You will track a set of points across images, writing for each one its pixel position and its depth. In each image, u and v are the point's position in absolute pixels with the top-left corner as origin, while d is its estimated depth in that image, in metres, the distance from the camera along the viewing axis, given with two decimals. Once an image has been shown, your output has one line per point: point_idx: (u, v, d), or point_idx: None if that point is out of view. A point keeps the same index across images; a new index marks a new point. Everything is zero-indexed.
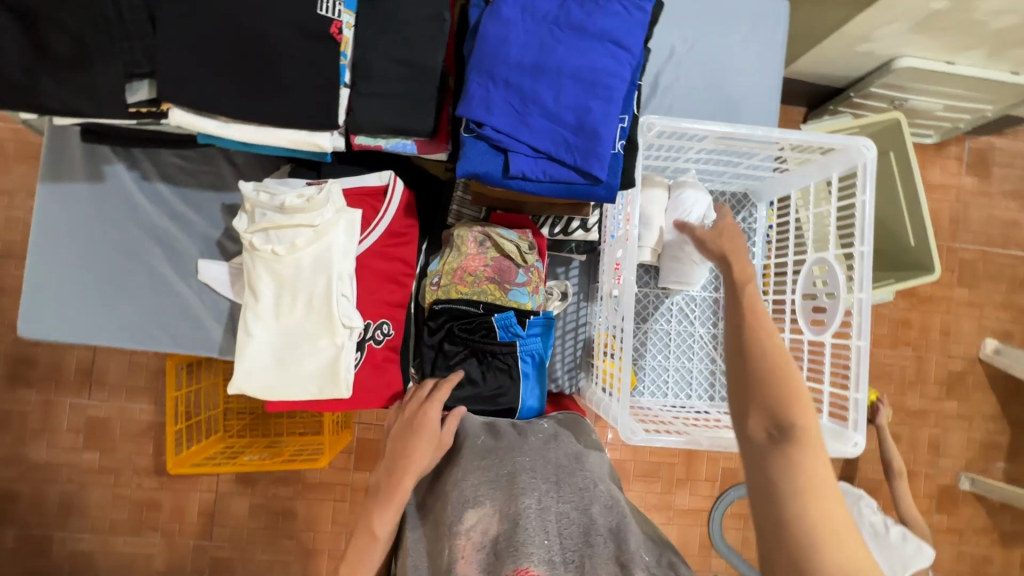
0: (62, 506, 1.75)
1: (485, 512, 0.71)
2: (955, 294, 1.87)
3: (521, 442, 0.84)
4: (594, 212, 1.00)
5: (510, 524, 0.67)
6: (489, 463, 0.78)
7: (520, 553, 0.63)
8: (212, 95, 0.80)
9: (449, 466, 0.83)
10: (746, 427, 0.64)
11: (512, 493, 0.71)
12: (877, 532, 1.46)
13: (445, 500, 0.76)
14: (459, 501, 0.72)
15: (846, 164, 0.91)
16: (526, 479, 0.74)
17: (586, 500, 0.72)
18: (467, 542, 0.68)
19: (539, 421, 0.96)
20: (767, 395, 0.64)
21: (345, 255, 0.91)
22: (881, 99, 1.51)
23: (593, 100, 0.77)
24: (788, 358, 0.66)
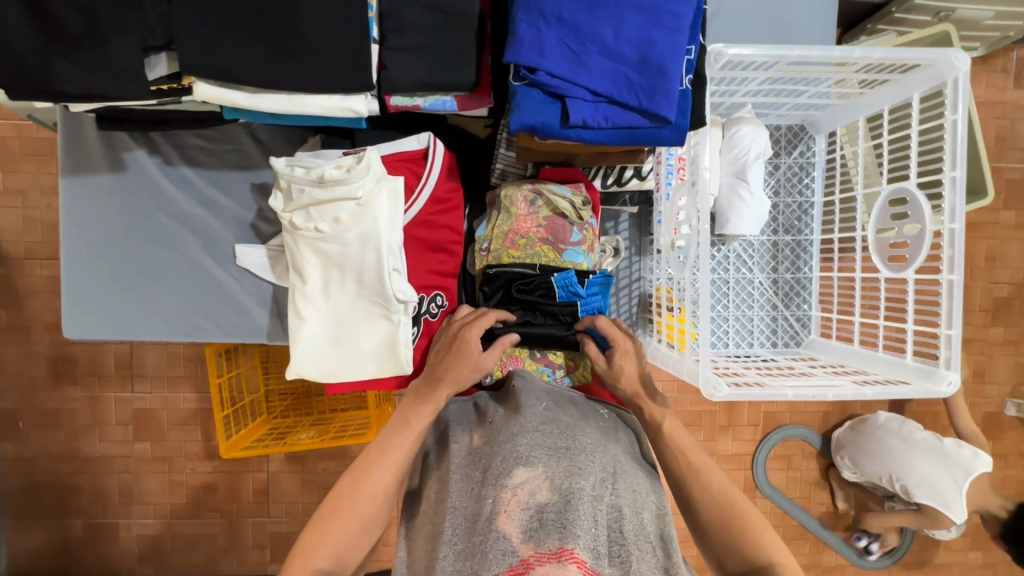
0: (122, 496, 1.79)
1: (538, 473, 0.64)
2: (1002, 217, 1.78)
3: (581, 421, 0.76)
4: (649, 158, 0.92)
5: (563, 498, 0.61)
6: (551, 428, 0.70)
7: (567, 532, 0.57)
8: (237, 63, 0.73)
9: (500, 416, 0.76)
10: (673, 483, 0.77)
11: (570, 468, 0.64)
12: (932, 447, 1.44)
13: (496, 448, 0.68)
14: (511, 455, 0.66)
15: (929, 82, 0.83)
16: (587, 459, 0.67)
17: (638, 506, 0.66)
18: (512, 497, 0.61)
19: (596, 408, 0.85)
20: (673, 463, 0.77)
21: (391, 227, 0.86)
22: (927, 11, 1.39)
23: (658, 31, 0.69)
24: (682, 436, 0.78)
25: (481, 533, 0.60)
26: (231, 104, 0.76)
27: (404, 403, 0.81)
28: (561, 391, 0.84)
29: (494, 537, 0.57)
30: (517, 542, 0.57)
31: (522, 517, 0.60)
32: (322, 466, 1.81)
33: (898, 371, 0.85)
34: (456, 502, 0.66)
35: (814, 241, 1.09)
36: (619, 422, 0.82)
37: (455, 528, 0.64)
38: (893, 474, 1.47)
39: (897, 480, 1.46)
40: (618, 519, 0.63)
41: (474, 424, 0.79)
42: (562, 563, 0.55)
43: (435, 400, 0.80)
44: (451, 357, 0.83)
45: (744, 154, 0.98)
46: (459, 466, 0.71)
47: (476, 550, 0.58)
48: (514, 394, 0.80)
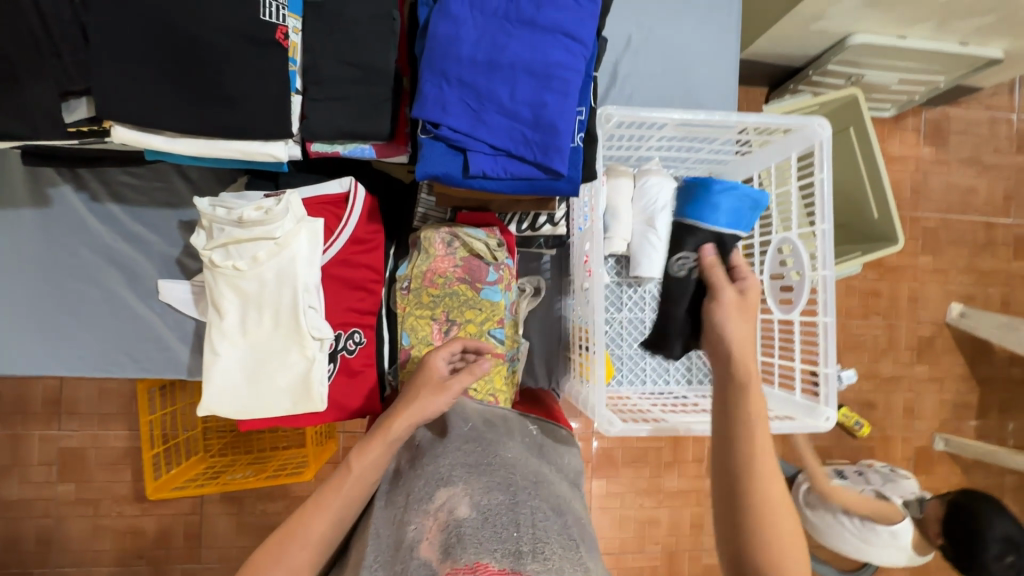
0: (40, 542, 1.69)
1: (456, 491, 0.63)
2: (920, 262, 1.92)
3: (505, 438, 0.78)
4: (560, 206, 0.99)
5: (479, 511, 0.59)
6: (470, 447, 0.72)
7: (482, 546, 0.55)
8: (156, 109, 0.77)
9: (427, 446, 0.77)
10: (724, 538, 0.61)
11: (487, 483, 0.64)
12: (866, 538, 1.35)
13: (419, 475, 0.70)
14: (432, 477, 0.67)
15: (803, 144, 0.92)
16: (502, 473, 0.67)
17: (561, 509, 0.66)
18: (433, 521, 0.61)
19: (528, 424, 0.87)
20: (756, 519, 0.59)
21: (308, 265, 0.89)
22: (838, 76, 1.53)
23: (549, 94, 0.76)
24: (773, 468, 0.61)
25: (403, 560, 0.59)
26: (150, 146, 0.80)
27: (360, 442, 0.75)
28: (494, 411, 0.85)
29: (415, 563, 0.57)
30: (435, 561, 0.56)
31: (441, 537, 0.59)
32: (260, 507, 1.75)
33: (789, 408, 0.91)
34: (379, 531, 0.66)
35: None
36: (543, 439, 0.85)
37: (378, 556, 0.62)
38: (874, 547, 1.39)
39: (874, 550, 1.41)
40: (538, 524, 0.60)
41: (403, 453, 0.79)
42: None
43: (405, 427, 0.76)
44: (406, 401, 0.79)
45: (651, 203, 1.06)
46: (386, 497, 0.71)
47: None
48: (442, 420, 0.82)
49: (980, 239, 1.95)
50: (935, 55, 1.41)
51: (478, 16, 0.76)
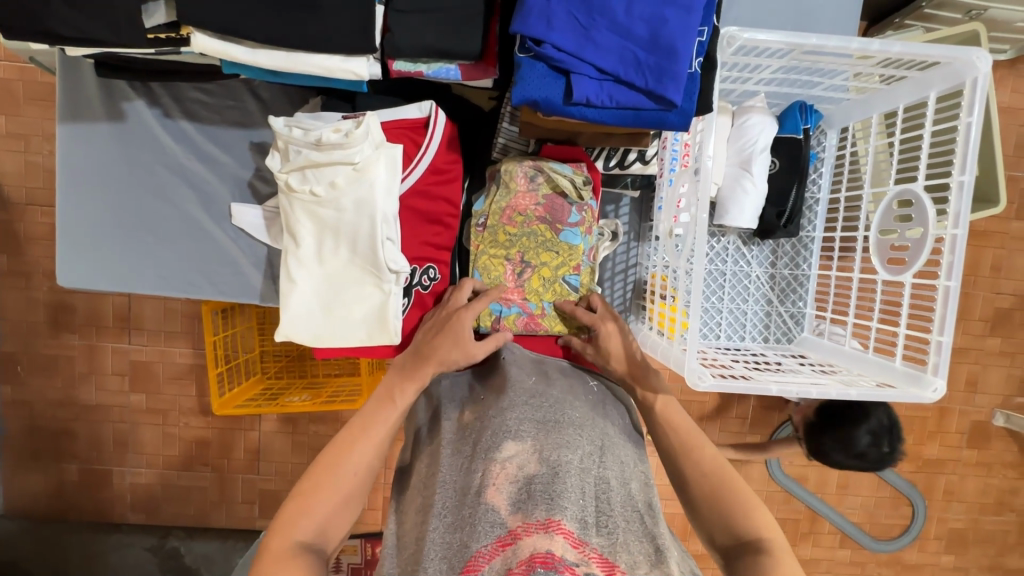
0: (117, 444, 1.83)
1: (525, 448, 0.67)
2: (1012, 228, 1.75)
3: (571, 395, 0.78)
4: (653, 142, 0.91)
5: (550, 470, 0.63)
6: (538, 403, 0.73)
7: (554, 503, 0.60)
8: (240, 16, 0.72)
9: (490, 394, 0.78)
10: (715, 535, 0.70)
11: (557, 441, 0.67)
12: None
13: (485, 424, 0.72)
14: (499, 429, 0.69)
15: (948, 81, 0.80)
16: (574, 434, 0.70)
17: (627, 477, 0.70)
18: (501, 471, 0.65)
19: (586, 377, 0.86)
20: (719, 511, 0.70)
21: (387, 195, 0.85)
22: (957, 9, 1.32)
23: (670, 10, 0.67)
24: (725, 480, 0.72)
25: (470, 506, 0.63)
26: (230, 57, 0.75)
27: (391, 379, 0.79)
28: (552, 359, 0.87)
29: (484, 510, 0.61)
30: (505, 514, 0.61)
31: (510, 489, 0.63)
32: (313, 429, 1.83)
33: (886, 374, 0.85)
34: (446, 476, 0.69)
35: (816, 238, 1.07)
36: (606, 397, 0.83)
37: (444, 501, 0.67)
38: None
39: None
40: (605, 491, 0.66)
41: (466, 400, 0.81)
42: (549, 534, 0.57)
43: (422, 377, 0.79)
44: (442, 339, 0.82)
45: (749, 144, 0.96)
46: (450, 441, 0.74)
47: (466, 523, 0.62)
48: (501, 365, 0.82)
49: None
50: None
51: None
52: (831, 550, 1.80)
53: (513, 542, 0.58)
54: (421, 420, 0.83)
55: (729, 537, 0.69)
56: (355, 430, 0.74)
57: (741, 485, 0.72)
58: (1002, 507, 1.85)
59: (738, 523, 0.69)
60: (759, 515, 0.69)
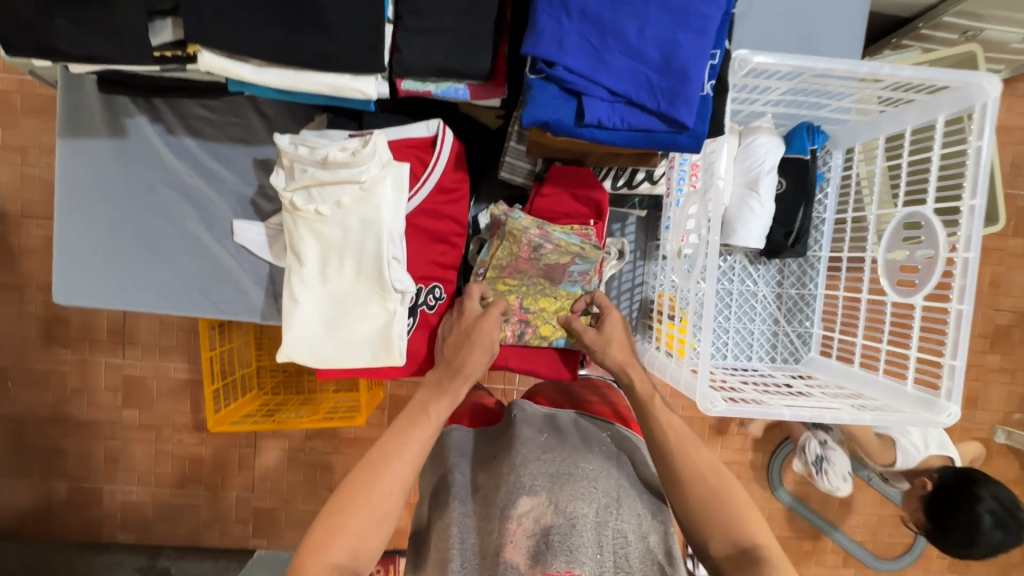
0: (108, 461, 1.79)
1: (539, 502, 0.65)
2: (1009, 244, 1.76)
3: (584, 447, 0.74)
4: (661, 162, 0.90)
5: (567, 522, 0.63)
6: (552, 454, 0.71)
7: (572, 555, 0.60)
8: (248, 36, 0.71)
9: (502, 447, 0.76)
10: (710, 546, 0.68)
11: (572, 493, 0.65)
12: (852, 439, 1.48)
13: (497, 478, 0.70)
14: (512, 484, 0.67)
15: (956, 105, 0.80)
16: (590, 486, 0.67)
17: (646, 529, 0.67)
18: (516, 526, 0.63)
19: (598, 427, 0.81)
20: (718, 522, 0.68)
21: (394, 214, 0.84)
22: (954, 29, 1.34)
23: (683, 33, 0.66)
24: (722, 486, 0.70)
25: (488, 567, 0.62)
26: (237, 76, 0.74)
27: (425, 395, 0.75)
28: (562, 415, 0.82)
29: (501, 568, 0.60)
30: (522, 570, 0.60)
31: (526, 544, 0.62)
32: (309, 446, 1.80)
33: (898, 399, 0.84)
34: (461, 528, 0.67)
35: (822, 257, 1.06)
36: (623, 442, 0.80)
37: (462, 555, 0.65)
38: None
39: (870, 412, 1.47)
40: (623, 545, 0.64)
41: (479, 449, 0.78)
42: None
43: (457, 393, 0.75)
44: (469, 344, 0.79)
45: (757, 164, 0.96)
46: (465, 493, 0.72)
47: None
48: (512, 428, 0.78)
49: None
50: None
51: None
52: (835, 570, 1.78)
53: None
54: (433, 472, 0.78)
55: (726, 548, 0.67)
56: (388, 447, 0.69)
57: (736, 490, 0.70)
58: None
59: (737, 535, 0.67)
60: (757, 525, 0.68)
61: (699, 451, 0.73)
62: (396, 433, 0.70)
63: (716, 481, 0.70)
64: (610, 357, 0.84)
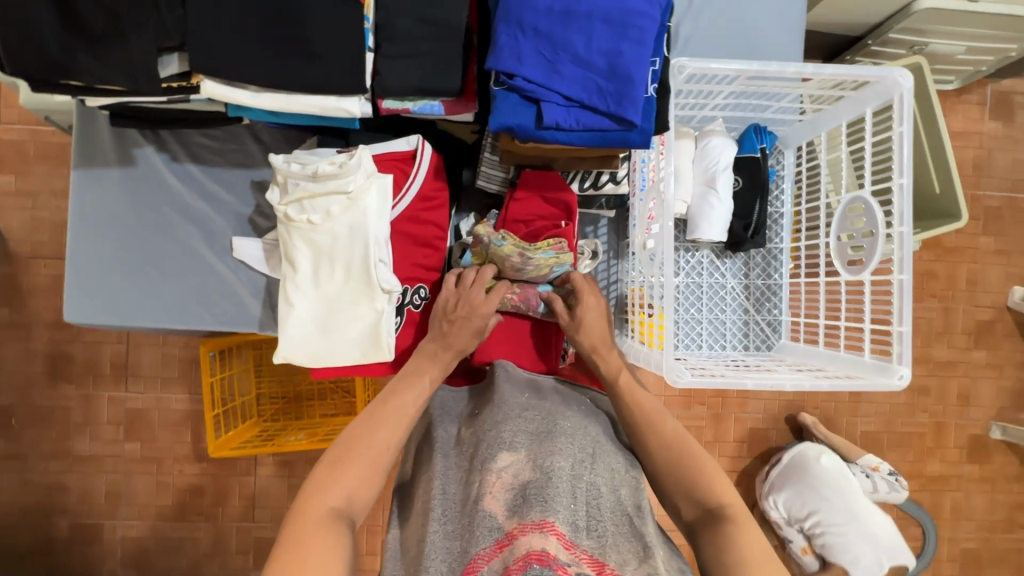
0: (109, 496, 1.80)
1: (518, 458, 0.70)
2: (982, 243, 1.81)
3: (562, 406, 0.82)
4: (622, 164, 0.98)
5: (542, 474, 0.66)
6: (530, 415, 0.77)
7: (548, 505, 0.63)
8: (245, 65, 0.80)
9: (485, 411, 0.82)
10: (684, 514, 0.73)
11: (548, 448, 0.70)
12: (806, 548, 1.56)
13: (480, 438, 0.75)
14: (494, 442, 0.72)
15: (880, 98, 0.90)
16: (565, 442, 0.72)
17: (617, 483, 0.72)
18: (496, 480, 0.68)
19: (578, 395, 0.90)
20: (688, 488, 0.73)
21: (379, 220, 0.92)
22: (901, 45, 1.45)
23: (625, 43, 0.76)
24: (690, 453, 0.75)
25: (470, 514, 0.66)
26: (236, 101, 0.83)
27: (419, 361, 0.86)
28: (541, 380, 0.90)
29: (481, 516, 0.64)
30: (502, 519, 0.64)
31: (505, 497, 0.66)
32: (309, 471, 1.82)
33: (855, 367, 0.90)
34: (446, 488, 0.72)
35: (783, 249, 1.14)
36: (596, 409, 0.87)
37: (445, 509, 0.70)
38: (775, 483, 1.58)
39: (810, 514, 1.50)
40: (596, 496, 0.68)
41: (463, 418, 0.85)
42: (544, 534, 0.60)
43: (445, 362, 0.87)
44: (461, 323, 0.88)
45: (713, 164, 1.05)
46: (449, 456, 0.77)
47: (466, 530, 0.65)
48: (494, 384, 0.87)
49: None
50: (1011, 20, 1.31)
51: None
52: None
53: (512, 542, 0.60)
54: (420, 440, 0.85)
55: (697, 513, 0.71)
56: (375, 413, 0.76)
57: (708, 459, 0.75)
58: (1010, 523, 1.83)
59: (709, 498, 0.71)
60: (726, 488, 0.72)
61: (663, 421, 0.79)
62: (389, 398, 0.79)
63: (676, 441, 0.77)
64: (582, 340, 0.91)
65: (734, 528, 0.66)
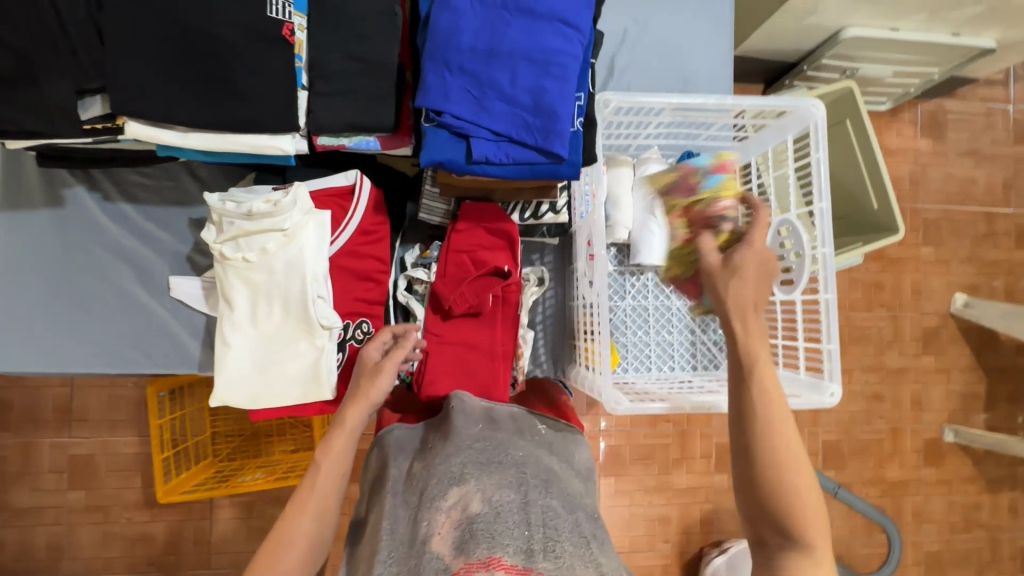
0: (51, 550, 1.69)
1: (468, 491, 0.68)
2: (922, 253, 1.89)
3: (515, 436, 0.82)
4: (561, 193, 1.00)
5: (491, 509, 0.64)
6: (483, 447, 0.76)
7: (497, 539, 0.61)
8: (170, 104, 0.79)
9: (437, 444, 0.81)
10: (762, 531, 0.64)
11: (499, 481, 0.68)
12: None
13: (431, 472, 0.73)
14: (444, 476, 0.71)
15: (798, 126, 0.95)
16: (515, 474, 0.72)
17: (572, 511, 0.70)
18: (445, 517, 0.65)
19: (535, 422, 0.89)
20: (782, 510, 0.62)
21: (317, 256, 0.91)
22: (833, 71, 1.52)
23: (548, 80, 0.78)
24: (805, 483, 0.63)
25: (416, 554, 0.62)
26: (162, 142, 0.82)
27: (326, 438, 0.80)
28: (498, 411, 0.89)
29: (428, 557, 0.60)
30: (448, 558, 0.60)
31: (453, 534, 0.63)
32: (269, 512, 1.73)
33: (792, 385, 0.93)
34: (392, 526, 0.69)
35: None
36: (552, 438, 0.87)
37: (391, 550, 0.66)
38: None
39: None
40: (548, 527, 0.67)
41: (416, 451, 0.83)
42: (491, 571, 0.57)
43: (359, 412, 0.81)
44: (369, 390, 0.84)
45: (650, 191, 1.08)
46: (398, 492, 0.75)
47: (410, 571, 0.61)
48: (450, 417, 0.85)
49: (982, 230, 1.92)
50: (927, 46, 1.40)
51: (477, 6, 0.79)
52: None
53: None
54: (373, 477, 0.83)
55: (775, 534, 0.63)
56: (297, 500, 0.74)
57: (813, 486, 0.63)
58: (969, 523, 1.89)
59: (805, 531, 0.61)
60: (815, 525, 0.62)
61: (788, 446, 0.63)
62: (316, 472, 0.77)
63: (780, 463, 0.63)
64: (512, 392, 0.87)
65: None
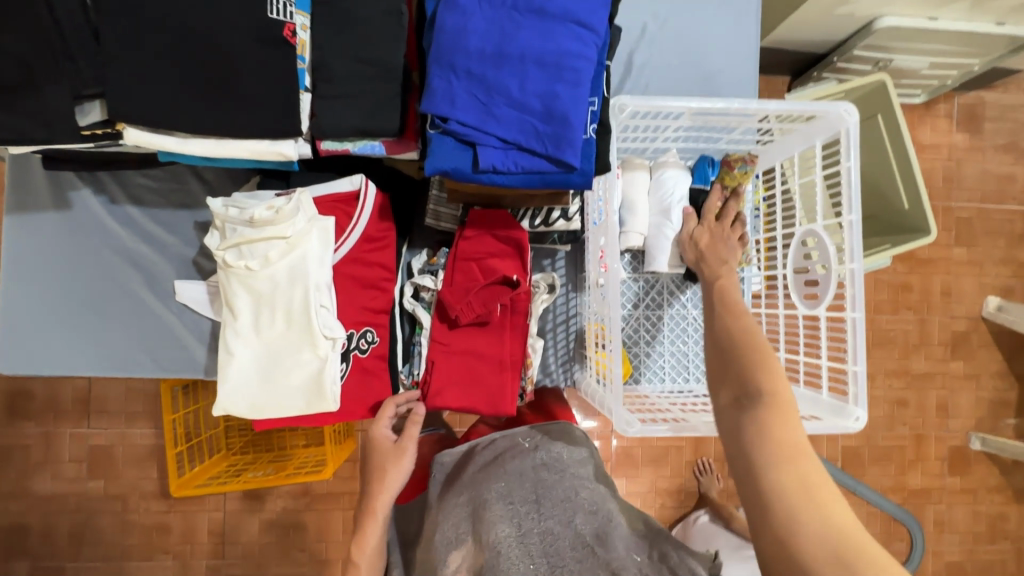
0: (72, 536, 1.73)
1: (467, 552, 0.69)
2: (954, 253, 1.80)
3: (499, 462, 0.79)
4: (573, 200, 0.96)
5: (488, 560, 0.65)
6: (467, 498, 0.75)
7: None
8: (168, 111, 0.77)
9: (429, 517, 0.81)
10: (718, 400, 0.67)
11: (488, 525, 0.68)
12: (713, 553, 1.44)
13: (430, 543, 0.74)
14: (442, 542, 0.71)
15: (827, 131, 0.89)
16: (503, 506, 0.70)
17: (569, 514, 0.68)
18: None
19: (520, 433, 0.85)
20: (733, 370, 0.67)
21: (320, 264, 0.89)
22: (865, 62, 1.43)
23: (560, 84, 0.74)
24: (755, 336, 0.69)
25: None
26: (162, 149, 0.80)
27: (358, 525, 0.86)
28: (480, 446, 0.86)
29: None
30: None
31: None
32: (281, 505, 1.74)
33: (815, 408, 0.88)
34: None
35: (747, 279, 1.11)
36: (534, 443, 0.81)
37: None
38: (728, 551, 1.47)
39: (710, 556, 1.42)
40: (551, 541, 0.66)
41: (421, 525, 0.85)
42: None
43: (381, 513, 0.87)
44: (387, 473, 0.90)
45: (668, 196, 1.02)
46: None
47: None
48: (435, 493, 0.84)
49: (1019, 230, 1.82)
50: (969, 36, 1.31)
51: (485, 6, 0.74)
52: None
53: None
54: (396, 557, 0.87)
55: (733, 393, 0.65)
56: None
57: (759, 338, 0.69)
58: (994, 533, 1.82)
59: (747, 379, 0.65)
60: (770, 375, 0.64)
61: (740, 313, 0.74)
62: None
63: (773, 402, 0.62)
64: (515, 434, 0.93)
65: (765, 411, 0.61)
